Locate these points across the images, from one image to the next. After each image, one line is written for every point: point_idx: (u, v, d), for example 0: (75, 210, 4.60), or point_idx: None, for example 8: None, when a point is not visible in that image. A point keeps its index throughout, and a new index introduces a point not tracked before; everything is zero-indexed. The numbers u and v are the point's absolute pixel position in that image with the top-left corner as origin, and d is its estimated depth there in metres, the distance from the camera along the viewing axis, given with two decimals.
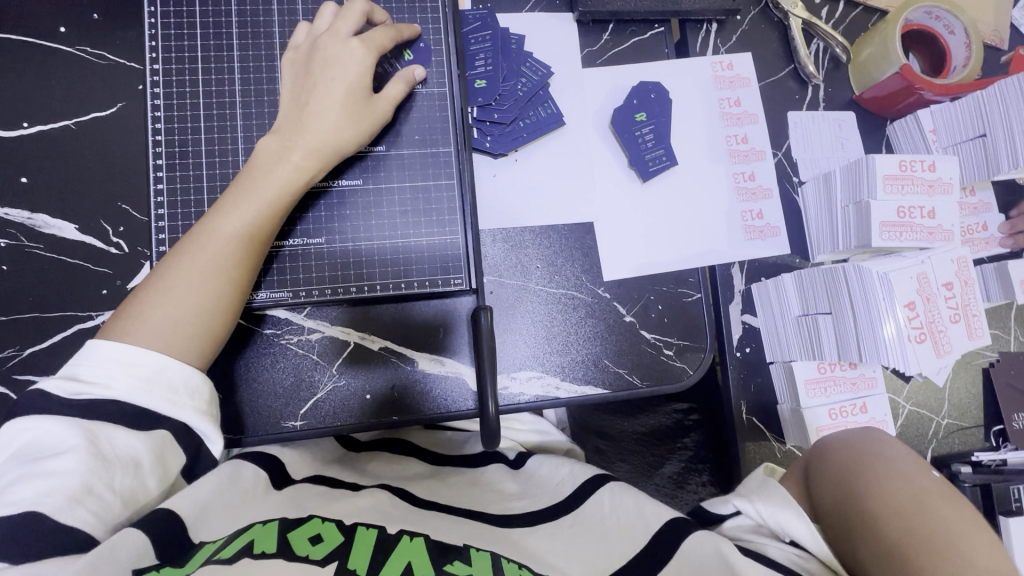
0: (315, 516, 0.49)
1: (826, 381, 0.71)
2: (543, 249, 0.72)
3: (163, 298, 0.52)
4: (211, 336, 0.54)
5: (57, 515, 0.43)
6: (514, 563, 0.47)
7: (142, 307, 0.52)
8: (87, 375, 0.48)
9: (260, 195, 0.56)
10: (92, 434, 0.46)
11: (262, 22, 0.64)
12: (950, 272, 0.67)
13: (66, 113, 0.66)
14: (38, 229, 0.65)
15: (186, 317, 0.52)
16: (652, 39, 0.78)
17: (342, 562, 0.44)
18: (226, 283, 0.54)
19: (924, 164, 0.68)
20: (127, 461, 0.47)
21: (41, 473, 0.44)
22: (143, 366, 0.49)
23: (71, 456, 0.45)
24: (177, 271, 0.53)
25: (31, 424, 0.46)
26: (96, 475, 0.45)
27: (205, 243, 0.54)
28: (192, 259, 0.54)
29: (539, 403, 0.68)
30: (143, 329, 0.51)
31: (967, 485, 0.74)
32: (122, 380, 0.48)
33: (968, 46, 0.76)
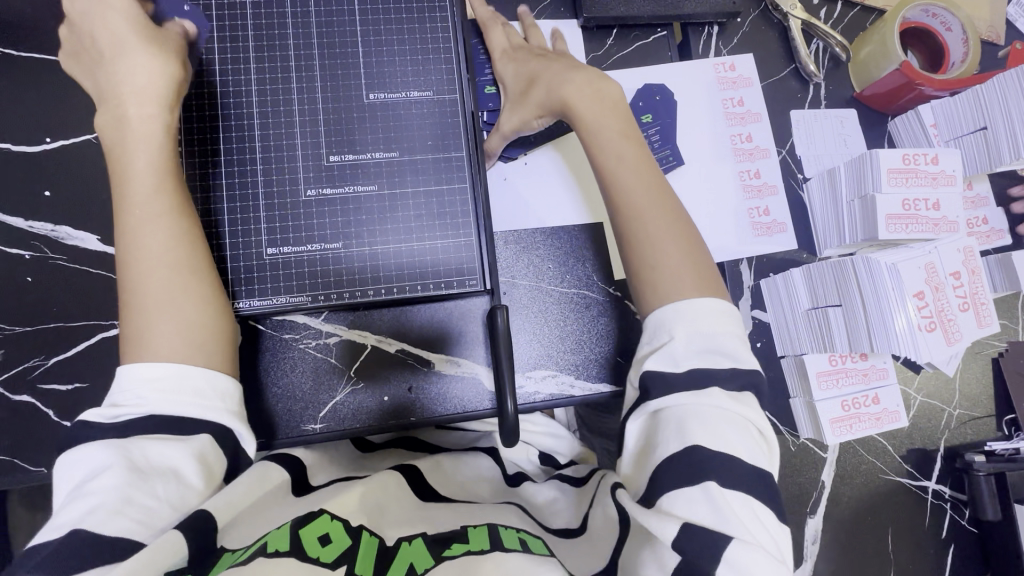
0: (324, 512, 0.50)
1: (838, 373, 0.72)
2: (555, 249, 0.74)
3: (148, 318, 0.53)
4: (212, 334, 0.55)
5: (105, 527, 0.43)
6: (510, 530, 0.53)
7: (138, 333, 0.53)
8: (123, 399, 0.50)
9: (131, 180, 0.56)
10: (125, 446, 0.47)
11: (277, 34, 0.66)
12: (957, 261, 0.68)
13: (88, 127, 0.68)
14: (61, 241, 0.67)
15: (182, 324, 0.53)
16: (655, 43, 0.80)
17: (351, 566, 0.45)
18: (201, 277, 0.55)
19: (927, 157, 0.69)
20: (165, 469, 0.47)
21: (84, 490, 0.44)
22: (169, 379, 0.50)
23: (110, 470, 0.45)
24: (150, 289, 0.54)
25: (74, 453, 0.47)
26: (135, 485, 0.45)
27: (142, 252, 0.55)
28: (149, 273, 0.54)
29: (555, 401, 0.69)
30: (151, 348, 0.52)
31: (981, 474, 0.72)
32: (150, 396, 0.50)
33: (965, 42, 0.78)
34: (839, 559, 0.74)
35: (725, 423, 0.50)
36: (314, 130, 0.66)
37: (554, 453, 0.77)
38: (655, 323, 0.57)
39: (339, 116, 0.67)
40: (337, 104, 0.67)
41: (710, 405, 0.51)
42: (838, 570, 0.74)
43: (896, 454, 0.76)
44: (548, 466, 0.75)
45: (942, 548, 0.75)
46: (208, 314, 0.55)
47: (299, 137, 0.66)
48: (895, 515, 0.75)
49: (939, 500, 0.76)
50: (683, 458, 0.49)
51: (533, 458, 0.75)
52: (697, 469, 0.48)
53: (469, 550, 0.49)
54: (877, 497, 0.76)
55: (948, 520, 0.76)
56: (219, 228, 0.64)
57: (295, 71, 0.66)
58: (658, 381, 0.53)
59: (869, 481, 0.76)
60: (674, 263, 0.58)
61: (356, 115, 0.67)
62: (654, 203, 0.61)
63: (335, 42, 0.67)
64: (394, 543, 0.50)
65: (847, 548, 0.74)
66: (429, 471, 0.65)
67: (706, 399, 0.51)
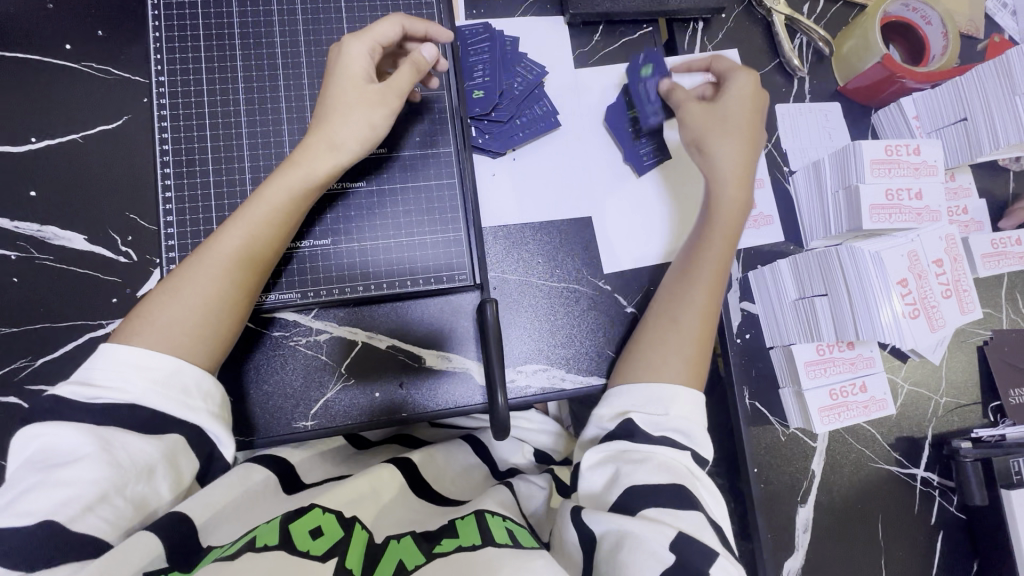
0: (315, 505, 0.51)
1: (825, 362, 0.72)
2: (544, 245, 0.74)
3: (168, 302, 0.53)
4: (213, 343, 0.53)
5: (75, 524, 0.43)
6: (498, 517, 0.54)
7: (153, 311, 0.52)
8: (101, 379, 0.49)
9: (271, 196, 0.57)
10: (106, 439, 0.46)
11: (264, 32, 0.66)
12: (939, 249, 0.69)
13: (73, 127, 0.68)
14: (47, 241, 0.66)
15: (189, 322, 0.53)
16: (641, 39, 0.81)
17: (341, 559, 0.46)
18: (228, 284, 0.55)
19: (909, 148, 0.70)
20: (140, 467, 0.47)
21: (54, 477, 0.44)
22: (161, 372, 0.50)
23: (86, 462, 0.45)
24: (179, 281, 0.54)
25: (43, 431, 0.46)
26: (108, 484, 0.45)
27: (204, 249, 0.55)
28: (197, 266, 0.54)
29: (545, 395, 0.70)
30: (153, 330, 0.51)
31: (968, 460, 0.74)
32: (137, 384, 0.49)
33: (945, 36, 0.79)
34: (831, 548, 0.75)
35: (688, 472, 0.56)
36: (301, 125, 0.66)
37: (547, 451, 0.78)
38: (648, 393, 0.60)
39: None
40: None
41: (685, 462, 0.56)
42: (830, 560, 0.75)
43: (884, 442, 0.77)
44: (542, 462, 0.76)
45: (931, 535, 0.76)
46: (221, 324, 0.54)
47: (286, 134, 0.65)
48: (885, 503, 0.76)
49: (927, 488, 0.77)
50: (668, 489, 0.53)
51: (528, 454, 0.76)
52: (681, 499, 0.52)
53: (460, 544, 0.50)
54: (866, 485, 0.76)
55: (937, 508, 0.77)
56: (206, 225, 0.63)
57: (282, 70, 0.66)
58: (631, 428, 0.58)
59: (858, 469, 0.76)
60: (682, 349, 0.63)
61: None
62: (699, 300, 0.65)
63: (322, 39, 0.67)
64: (383, 539, 0.52)
65: (838, 536, 0.75)
66: (422, 463, 0.65)
67: (679, 455, 0.56)
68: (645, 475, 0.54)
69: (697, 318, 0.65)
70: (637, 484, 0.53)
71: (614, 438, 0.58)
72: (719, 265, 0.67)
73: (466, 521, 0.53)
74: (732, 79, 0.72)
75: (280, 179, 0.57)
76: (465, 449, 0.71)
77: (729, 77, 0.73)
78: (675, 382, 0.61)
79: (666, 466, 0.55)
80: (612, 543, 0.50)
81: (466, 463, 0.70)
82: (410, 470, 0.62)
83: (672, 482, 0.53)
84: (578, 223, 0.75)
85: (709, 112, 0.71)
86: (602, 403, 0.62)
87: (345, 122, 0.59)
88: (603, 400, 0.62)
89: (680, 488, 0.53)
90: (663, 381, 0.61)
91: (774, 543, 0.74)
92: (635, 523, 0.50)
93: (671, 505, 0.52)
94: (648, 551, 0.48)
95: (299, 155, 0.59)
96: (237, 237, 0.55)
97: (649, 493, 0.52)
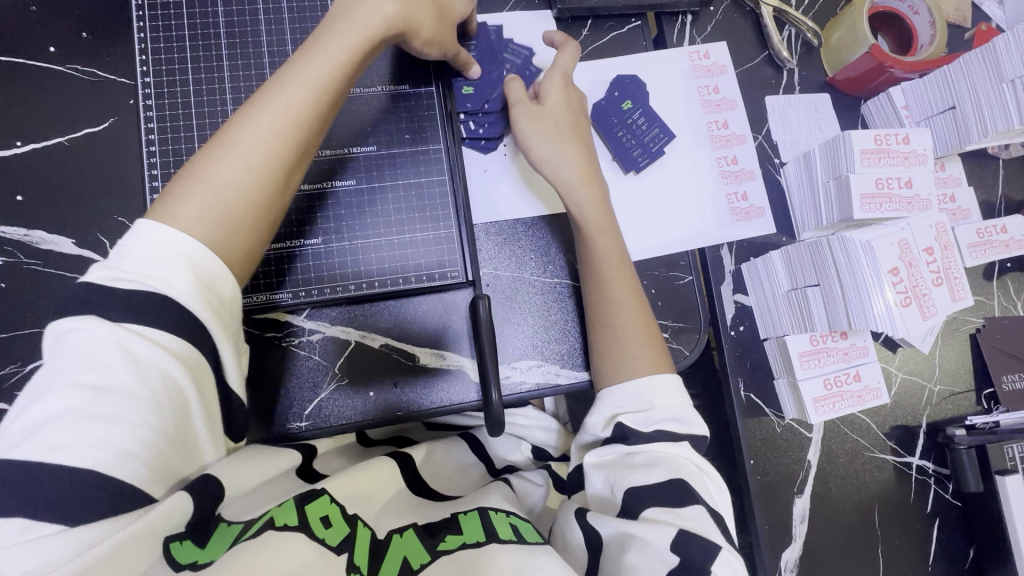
0: (323, 492, 0.50)
1: (819, 352, 0.73)
2: (536, 240, 0.74)
3: (222, 158, 0.49)
4: (264, 219, 0.51)
5: (112, 468, 0.39)
6: (501, 512, 0.54)
7: (208, 168, 0.49)
8: (131, 266, 0.44)
9: (329, 61, 0.54)
10: (146, 370, 0.42)
11: (250, 32, 0.66)
12: (930, 237, 0.68)
13: (59, 130, 0.67)
14: (35, 245, 0.66)
15: (235, 200, 0.49)
16: (630, 33, 0.80)
17: (350, 555, 0.46)
18: (268, 177, 0.50)
19: (898, 137, 0.70)
20: (178, 404, 0.43)
21: (90, 409, 0.39)
22: (210, 272, 0.46)
23: (125, 396, 0.40)
24: (212, 165, 0.49)
25: (72, 326, 0.42)
26: (147, 424, 0.41)
27: (255, 108, 0.51)
28: (243, 131, 0.50)
29: (540, 391, 0.69)
30: (207, 188, 0.48)
31: (962, 447, 0.74)
32: (184, 279, 0.45)
33: (933, 25, 0.79)
34: (829, 537, 0.75)
35: (696, 469, 0.56)
36: None
37: (547, 448, 0.78)
38: (633, 390, 0.60)
39: None
40: None
41: (682, 455, 0.56)
42: (828, 549, 0.75)
43: (880, 432, 0.77)
44: (541, 459, 0.76)
45: (928, 522, 0.76)
46: (275, 195, 0.51)
47: None
48: (881, 491, 0.76)
49: (923, 475, 0.77)
50: (669, 487, 0.52)
51: (525, 451, 0.76)
52: (680, 495, 0.52)
53: (465, 543, 0.50)
54: (863, 474, 0.77)
55: (932, 495, 0.77)
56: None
57: (268, 69, 0.66)
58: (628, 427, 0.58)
59: (854, 458, 0.77)
60: (629, 346, 0.63)
61: None
62: (618, 295, 0.66)
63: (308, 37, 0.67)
64: (385, 535, 0.51)
65: (836, 526, 0.75)
66: (421, 463, 0.64)
67: (678, 448, 0.56)
68: (643, 475, 0.54)
69: (632, 312, 0.65)
70: (636, 484, 0.53)
71: (611, 443, 0.58)
72: (617, 260, 0.67)
73: (469, 518, 0.54)
74: (546, 83, 0.71)
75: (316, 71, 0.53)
76: (462, 448, 0.72)
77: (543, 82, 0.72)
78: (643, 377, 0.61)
79: (665, 462, 0.55)
80: (619, 541, 0.50)
81: (462, 461, 0.70)
82: (405, 467, 0.62)
83: (672, 478, 0.53)
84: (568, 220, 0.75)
85: (537, 113, 0.70)
86: (591, 411, 0.62)
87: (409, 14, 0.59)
88: (593, 406, 0.62)
89: (681, 484, 0.53)
90: (635, 376, 0.61)
91: (772, 534, 0.74)
92: (642, 526, 0.50)
93: (673, 501, 0.51)
94: (652, 552, 0.48)
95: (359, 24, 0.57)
96: (295, 100, 0.52)
97: (650, 492, 0.53)
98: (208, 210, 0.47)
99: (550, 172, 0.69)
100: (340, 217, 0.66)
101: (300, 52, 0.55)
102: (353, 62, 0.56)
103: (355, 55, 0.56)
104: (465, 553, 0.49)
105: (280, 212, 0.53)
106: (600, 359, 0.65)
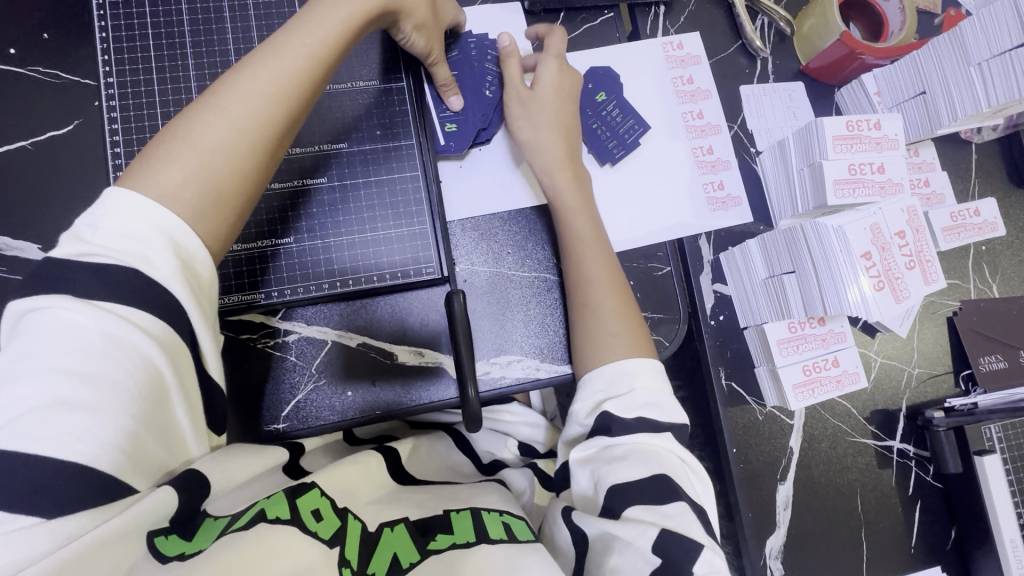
0: (314, 486, 0.49)
1: (798, 339, 0.73)
2: (513, 235, 0.73)
3: (209, 121, 0.48)
4: (251, 192, 0.50)
5: (93, 457, 0.38)
6: (494, 512, 0.54)
7: (191, 129, 0.48)
8: (103, 242, 0.43)
9: (324, 29, 0.53)
10: (124, 356, 0.41)
11: (215, 29, 0.65)
12: (902, 221, 0.69)
13: (22, 134, 0.66)
14: (1, 251, 0.64)
15: (214, 172, 0.47)
16: (603, 25, 0.80)
17: (343, 549, 0.45)
18: (250, 149, 0.49)
19: (869, 123, 0.71)
20: (159, 387, 0.43)
21: (67, 397, 0.38)
22: (189, 249, 0.46)
23: (104, 384, 0.39)
24: (191, 133, 0.48)
25: (42, 304, 0.41)
26: (128, 412, 0.40)
27: (246, 71, 0.50)
28: (226, 98, 0.49)
29: (520, 386, 0.69)
30: (193, 152, 0.47)
31: (940, 429, 0.75)
32: (161, 256, 0.44)
33: (903, 11, 0.79)
34: (813, 523, 0.75)
35: (679, 462, 0.55)
36: None
37: (534, 443, 0.78)
38: (612, 373, 0.60)
39: None
40: None
41: (665, 446, 0.55)
42: (812, 534, 0.75)
43: (860, 416, 0.78)
44: (526, 456, 0.75)
45: (909, 505, 0.77)
46: (264, 166, 0.51)
47: None
48: (863, 475, 0.77)
49: (904, 458, 0.78)
50: (652, 482, 0.52)
51: (513, 448, 0.75)
52: (665, 492, 0.51)
53: (455, 544, 0.49)
54: (845, 459, 0.77)
55: (913, 477, 0.78)
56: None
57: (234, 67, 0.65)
58: (611, 419, 0.57)
59: (837, 444, 0.77)
60: (608, 326, 0.63)
61: None
62: (599, 275, 0.66)
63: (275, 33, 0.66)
64: (377, 527, 0.50)
65: (820, 511, 0.75)
66: (406, 459, 0.64)
67: (661, 441, 0.56)
68: (626, 471, 0.53)
69: (609, 293, 0.65)
70: (620, 481, 0.52)
71: (595, 434, 0.58)
72: (595, 237, 0.68)
73: (460, 517, 0.53)
74: (545, 64, 0.72)
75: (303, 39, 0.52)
76: (447, 444, 0.72)
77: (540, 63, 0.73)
78: (621, 359, 0.61)
79: (645, 455, 0.54)
80: (604, 542, 0.50)
81: (448, 457, 0.70)
82: (391, 463, 0.61)
83: (653, 472, 0.53)
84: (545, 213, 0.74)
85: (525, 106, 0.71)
86: (579, 396, 0.61)
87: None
88: (580, 393, 0.62)
89: (663, 477, 0.52)
90: (614, 358, 0.61)
91: (756, 522, 0.74)
92: (622, 526, 0.49)
93: (656, 500, 0.51)
94: (636, 552, 0.48)
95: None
96: (287, 68, 0.51)
97: (633, 489, 0.52)
98: (192, 176, 0.46)
99: (538, 156, 0.71)
100: (315, 213, 0.66)
101: (295, 18, 0.54)
102: (350, 30, 0.54)
103: (352, 25, 0.55)
104: (450, 553, 0.48)
105: (265, 184, 0.52)
106: (580, 339, 0.65)
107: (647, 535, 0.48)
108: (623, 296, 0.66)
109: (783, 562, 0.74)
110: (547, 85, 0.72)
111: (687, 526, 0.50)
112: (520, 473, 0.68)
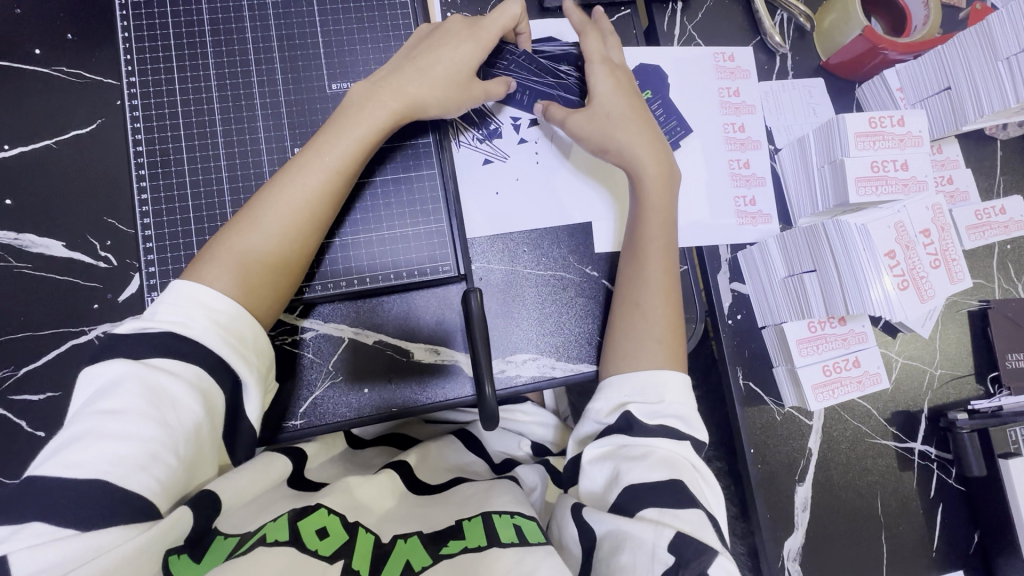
0: (321, 505, 0.50)
1: (818, 339, 0.72)
2: (530, 233, 0.73)
3: (250, 225, 0.54)
4: (288, 274, 0.56)
5: (120, 478, 0.42)
6: (505, 514, 0.53)
7: (235, 235, 0.54)
8: (165, 315, 0.49)
9: (355, 134, 0.59)
10: (158, 393, 0.45)
11: (234, 29, 0.65)
12: (927, 219, 0.67)
13: (46, 133, 0.67)
14: (26, 249, 0.66)
15: (251, 267, 0.53)
16: (620, 21, 0.79)
17: (348, 561, 0.46)
18: (287, 246, 0.55)
19: (893, 119, 0.69)
20: (191, 429, 0.46)
21: (111, 445, 0.42)
22: (220, 311, 0.50)
23: (137, 416, 0.44)
24: (236, 236, 0.54)
25: (102, 368, 0.46)
26: (157, 439, 0.44)
27: (286, 174, 0.57)
28: (271, 202, 0.55)
29: (536, 384, 0.69)
30: (230, 252, 0.53)
31: (963, 431, 0.73)
32: (202, 322, 0.49)
33: (926, 5, 0.78)
34: (832, 527, 0.74)
35: (694, 470, 0.55)
36: (277, 123, 0.65)
37: (545, 443, 0.78)
38: (644, 381, 0.59)
39: (301, 107, 0.66)
40: (299, 96, 0.66)
41: (684, 454, 0.55)
42: (831, 538, 0.74)
43: (881, 418, 0.77)
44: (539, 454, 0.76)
45: (931, 507, 0.76)
46: (294, 251, 0.56)
47: (262, 133, 0.65)
48: (883, 477, 0.76)
49: (925, 460, 0.76)
50: (669, 487, 0.51)
51: (525, 447, 0.76)
52: (681, 497, 0.51)
53: (467, 548, 0.49)
54: (865, 461, 0.76)
55: (936, 481, 0.76)
56: (184, 240, 0.62)
57: (255, 66, 0.66)
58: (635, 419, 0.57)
59: (856, 445, 0.76)
60: (653, 329, 0.63)
61: (317, 105, 0.66)
62: (655, 278, 0.65)
63: (294, 32, 0.67)
64: (390, 539, 0.51)
65: (838, 513, 0.74)
66: (417, 465, 0.65)
67: (679, 447, 0.55)
68: (644, 471, 0.52)
69: (658, 294, 0.65)
70: (636, 482, 0.52)
71: (613, 432, 0.57)
72: (666, 243, 0.67)
73: (472, 521, 0.52)
74: (597, 67, 0.70)
75: (341, 147, 0.58)
76: (458, 449, 0.72)
77: (592, 67, 0.70)
78: (654, 368, 0.61)
79: (665, 461, 0.53)
80: (612, 541, 0.49)
81: (461, 459, 0.70)
82: (407, 473, 0.62)
83: (670, 477, 0.52)
84: (597, 223, 0.74)
85: (591, 114, 0.68)
86: (598, 396, 0.61)
87: (421, 82, 0.62)
88: (598, 393, 0.61)
89: (680, 485, 0.52)
90: (648, 367, 0.61)
91: (774, 524, 0.73)
92: (639, 527, 0.49)
93: (672, 504, 0.50)
94: (648, 553, 0.47)
95: (376, 99, 0.60)
96: (320, 170, 0.57)
97: (650, 490, 0.51)
98: (234, 272, 0.52)
99: (638, 158, 0.67)
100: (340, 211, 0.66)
101: (331, 121, 0.60)
102: (375, 138, 0.60)
103: (377, 130, 0.60)
104: (463, 557, 0.48)
105: (305, 266, 0.58)
106: (622, 335, 0.64)
107: (662, 535, 0.48)
108: (661, 315, 0.64)
109: (802, 565, 0.73)
110: (598, 94, 0.69)
111: (702, 531, 0.49)
112: (533, 470, 0.68)
